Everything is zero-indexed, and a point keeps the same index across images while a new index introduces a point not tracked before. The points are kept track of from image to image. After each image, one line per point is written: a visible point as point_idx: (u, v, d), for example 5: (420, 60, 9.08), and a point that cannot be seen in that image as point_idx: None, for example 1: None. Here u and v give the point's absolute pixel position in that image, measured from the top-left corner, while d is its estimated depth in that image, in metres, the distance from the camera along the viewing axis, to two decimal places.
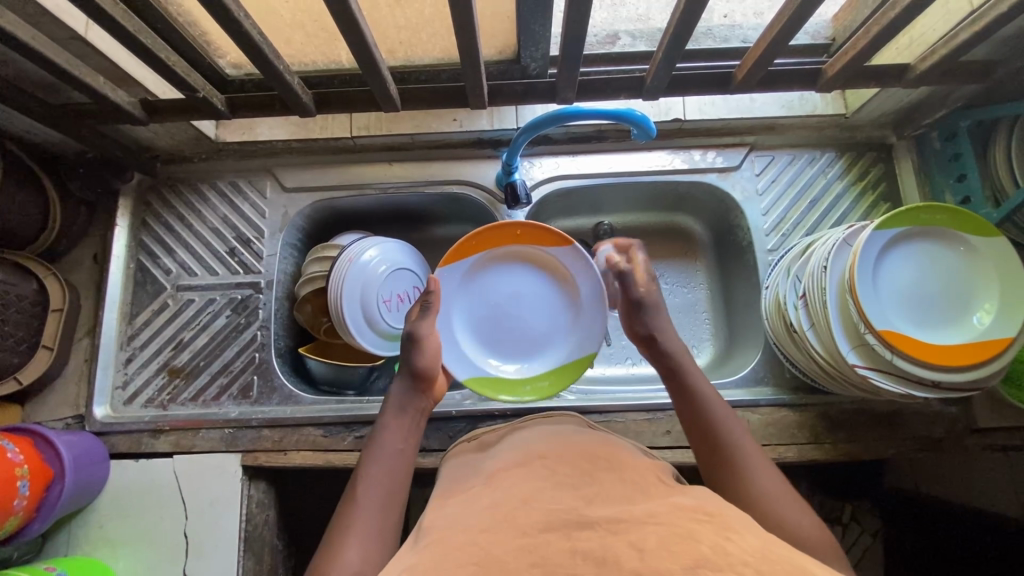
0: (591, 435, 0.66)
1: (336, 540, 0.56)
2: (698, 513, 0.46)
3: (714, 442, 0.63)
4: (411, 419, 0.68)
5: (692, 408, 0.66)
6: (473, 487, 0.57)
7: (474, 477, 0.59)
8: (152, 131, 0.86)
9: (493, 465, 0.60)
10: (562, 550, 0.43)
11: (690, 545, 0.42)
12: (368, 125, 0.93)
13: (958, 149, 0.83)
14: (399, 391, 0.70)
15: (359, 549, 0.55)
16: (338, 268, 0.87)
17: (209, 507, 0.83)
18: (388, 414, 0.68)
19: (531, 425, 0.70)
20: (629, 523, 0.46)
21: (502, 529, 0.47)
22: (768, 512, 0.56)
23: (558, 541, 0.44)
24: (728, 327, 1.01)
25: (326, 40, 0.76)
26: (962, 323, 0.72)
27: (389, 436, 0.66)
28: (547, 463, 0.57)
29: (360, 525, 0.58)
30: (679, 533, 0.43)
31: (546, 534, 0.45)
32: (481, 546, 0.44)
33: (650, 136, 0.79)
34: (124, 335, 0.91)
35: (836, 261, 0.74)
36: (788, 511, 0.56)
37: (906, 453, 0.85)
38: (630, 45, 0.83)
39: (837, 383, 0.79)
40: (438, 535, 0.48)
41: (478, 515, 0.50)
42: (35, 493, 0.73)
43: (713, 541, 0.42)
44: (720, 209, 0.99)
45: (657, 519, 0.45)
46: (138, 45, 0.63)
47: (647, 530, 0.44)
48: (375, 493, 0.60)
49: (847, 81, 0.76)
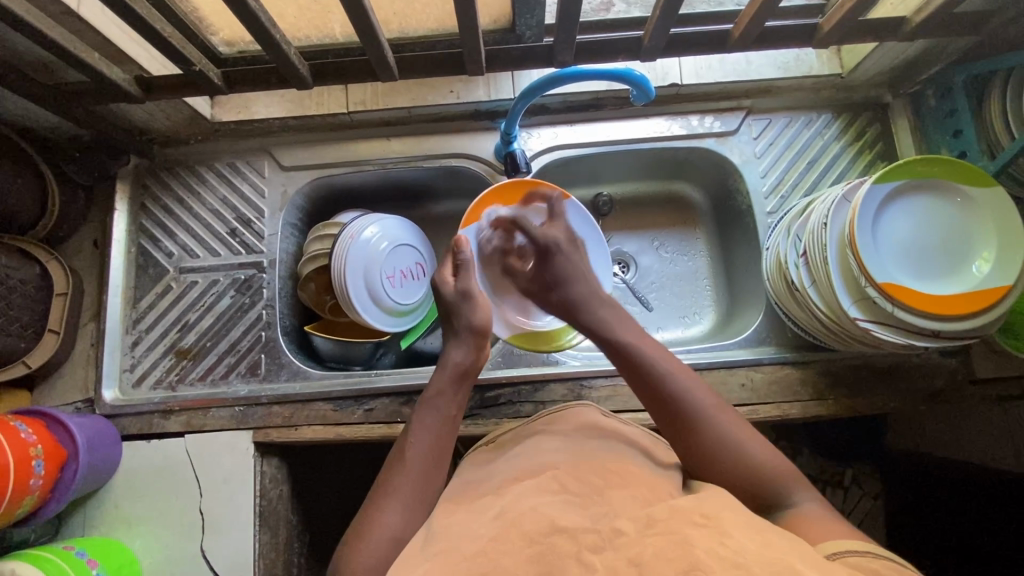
0: (608, 430, 0.67)
1: (375, 502, 0.59)
2: (695, 517, 0.46)
3: (669, 406, 0.62)
4: (467, 385, 0.70)
5: (640, 377, 0.64)
6: (484, 497, 0.57)
7: (486, 486, 0.60)
8: (147, 111, 0.85)
9: (502, 476, 0.60)
10: (570, 557, 0.45)
11: (684, 549, 0.42)
12: (364, 100, 0.92)
13: (953, 105, 0.84)
14: (455, 356, 0.71)
15: (399, 513, 0.58)
16: (339, 247, 0.88)
17: (223, 483, 0.84)
18: (442, 376, 0.69)
19: (553, 425, 0.69)
20: (630, 538, 0.46)
21: (511, 534, 0.48)
22: (731, 458, 0.58)
23: (565, 545, 0.46)
24: (729, 291, 1.02)
25: (318, 12, 0.76)
26: (960, 273, 0.73)
27: (442, 401, 0.67)
28: (557, 476, 0.56)
29: (403, 489, 0.60)
30: (676, 541, 0.43)
31: (551, 538, 0.47)
32: (487, 557, 0.45)
33: (649, 98, 0.79)
34: (129, 319, 0.92)
35: (835, 217, 0.75)
36: (749, 460, 0.58)
37: (907, 406, 0.86)
38: (624, 11, 0.82)
39: (837, 338, 0.80)
40: (447, 544, 0.49)
41: (487, 522, 0.51)
42: (51, 473, 0.74)
43: (709, 545, 0.42)
44: (718, 174, 0.99)
45: (654, 529, 0.46)
46: (132, 15, 0.63)
47: (646, 543, 0.44)
48: (419, 460, 0.63)
49: (843, 36, 0.76)
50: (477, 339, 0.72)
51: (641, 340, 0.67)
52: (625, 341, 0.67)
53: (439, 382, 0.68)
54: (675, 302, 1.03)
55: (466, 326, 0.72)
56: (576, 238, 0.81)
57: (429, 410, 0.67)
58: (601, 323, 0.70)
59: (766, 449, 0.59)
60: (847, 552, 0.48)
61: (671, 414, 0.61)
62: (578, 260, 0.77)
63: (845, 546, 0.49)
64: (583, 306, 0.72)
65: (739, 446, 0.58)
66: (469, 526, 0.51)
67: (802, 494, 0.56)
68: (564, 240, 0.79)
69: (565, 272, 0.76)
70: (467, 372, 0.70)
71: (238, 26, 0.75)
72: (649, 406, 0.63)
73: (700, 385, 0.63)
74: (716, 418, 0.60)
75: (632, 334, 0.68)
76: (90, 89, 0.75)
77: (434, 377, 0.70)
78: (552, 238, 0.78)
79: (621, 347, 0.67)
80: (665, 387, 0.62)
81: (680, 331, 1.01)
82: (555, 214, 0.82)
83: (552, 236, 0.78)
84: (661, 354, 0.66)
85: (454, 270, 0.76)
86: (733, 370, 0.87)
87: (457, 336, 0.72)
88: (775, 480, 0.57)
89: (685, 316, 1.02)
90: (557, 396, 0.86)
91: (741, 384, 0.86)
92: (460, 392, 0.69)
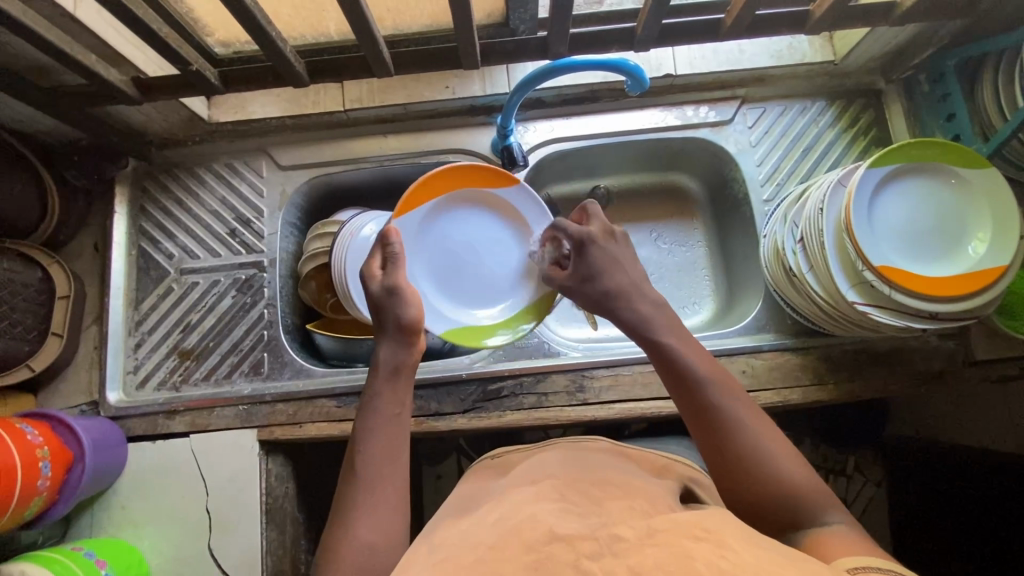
0: (610, 453, 0.68)
1: (343, 517, 0.59)
2: (696, 531, 0.45)
3: (710, 417, 0.59)
4: (402, 383, 0.68)
5: (679, 379, 0.62)
6: (480, 507, 0.57)
7: (486, 500, 0.59)
8: (145, 113, 0.85)
9: (502, 487, 0.60)
10: (566, 564, 0.43)
11: (684, 562, 0.41)
12: (360, 97, 0.92)
13: (946, 89, 0.85)
14: (384, 354, 0.69)
15: (368, 523, 0.58)
16: (339, 243, 0.88)
17: (229, 482, 0.85)
18: (377, 378, 0.68)
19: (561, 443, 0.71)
20: (631, 543, 0.45)
21: (511, 543, 0.47)
22: (766, 469, 0.56)
23: (562, 553, 0.44)
24: (728, 279, 1.03)
25: (313, 10, 0.76)
26: (956, 255, 0.73)
27: (380, 402, 0.66)
28: (554, 486, 0.56)
29: (365, 498, 0.60)
30: (675, 553, 0.42)
31: (550, 547, 0.45)
32: (489, 562, 0.45)
33: (644, 88, 0.79)
34: (132, 321, 0.92)
35: (831, 203, 0.75)
36: (787, 474, 0.56)
37: (907, 389, 0.87)
38: (617, 3, 0.83)
39: (836, 322, 0.81)
40: (450, 549, 0.48)
41: (486, 530, 0.50)
42: (57, 474, 0.74)
43: (707, 557, 0.42)
44: (714, 164, 1.00)
45: (654, 541, 0.45)
46: (127, 15, 0.63)
47: (646, 553, 0.43)
48: (371, 463, 0.62)
49: (834, 22, 0.77)
50: (407, 336, 0.70)
51: (687, 346, 0.65)
52: (663, 341, 0.65)
53: (377, 386, 0.67)
54: (675, 292, 1.03)
55: (393, 327, 0.70)
56: (614, 230, 0.75)
57: (371, 414, 0.65)
58: (641, 320, 0.68)
59: (801, 463, 0.57)
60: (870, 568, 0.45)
61: (711, 422, 0.59)
62: (615, 253, 0.73)
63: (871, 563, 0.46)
64: (617, 305, 0.70)
65: (780, 467, 0.57)
66: (465, 534, 0.51)
67: (805, 484, 0.56)
68: (600, 234, 0.74)
69: (600, 263, 0.71)
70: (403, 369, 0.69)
71: (233, 26, 0.76)
72: (685, 411, 0.62)
73: (740, 394, 0.61)
74: (757, 435, 0.58)
75: (669, 333, 0.66)
76: (88, 93, 0.76)
77: (371, 382, 0.69)
78: (586, 233, 0.73)
79: (663, 347, 0.65)
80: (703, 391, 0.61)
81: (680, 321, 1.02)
82: (591, 213, 0.76)
83: (587, 231, 0.73)
84: (700, 356, 0.64)
85: (385, 265, 0.72)
86: (732, 358, 0.88)
87: (381, 335, 0.70)
88: (812, 494, 0.55)
89: (685, 306, 1.03)
90: (559, 387, 0.87)
91: (741, 371, 0.87)
92: (395, 390, 0.67)
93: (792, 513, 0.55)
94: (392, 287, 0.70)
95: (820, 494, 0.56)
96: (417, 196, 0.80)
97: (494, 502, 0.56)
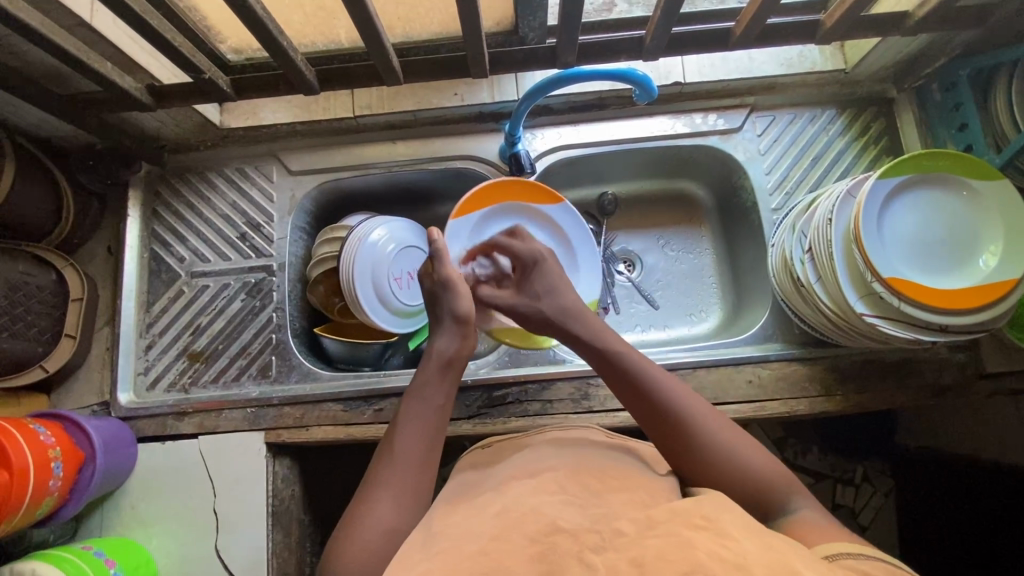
0: (613, 444, 0.66)
1: (370, 491, 0.60)
2: (696, 520, 0.46)
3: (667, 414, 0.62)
4: (453, 376, 0.70)
5: (634, 389, 0.64)
6: (485, 493, 0.58)
7: (484, 488, 0.60)
8: (158, 119, 0.87)
9: (502, 475, 0.60)
10: (571, 557, 0.44)
11: (687, 552, 0.42)
12: (370, 103, 0.93)
13: (958, 99, 0.84)
14: (440, 346, 0.71)
15: (392, 505, 0.59)
16: (348, 248, 0.89)
17: (236, 483, 0.85)
18: (427, 367, 0.69)
19: (545, 434, 0.70)
20: (630, 538, 0.46)
21: (511, 534, 0.47)
22: (727, 461, 0.59)
23: (566, 545, 0.45)
24: (735, 287, 1.02)
25: (325, 19, 0.77)
26: (967, 267, 0.73)
27: (427, 391, 0.68)
28: (556, 478, 0.56)
29: (396, 479, 0.61)
30: (676, 542, 0.43)
31: (553, 538, 0.47)
32: (490, 554, 0.46)
33: (652, 97, 0.79)
34: (143, 322, 0.93)
35: (840, 214, 0.75)
36: (747, 464, 0.59)
37: (917, 401, 0.86)
38: (627, 11, 0.83)
39: (845, 334, 0.80)
40: (457, 540, 0.49)
41: (486, 521, 0.50)
42: (69, 475, 0.75)
43: (710, 547, 0.42)
44: (722, 171, 0.99)
45: (655, 531, 0.46)
46: (145, 26, 0.64)
47: (647, 544, 0.44)
48: (409, 456, 0.63)
49: (846, 31, 0.76)
50: (462, 330, 0.72)
51: (634, 353, 0.67)
52: (615, 351, 0.67)
53: (426, 376, 0.69)
54: (681, 299, 1.03)
55: (449, 316, 0.72)
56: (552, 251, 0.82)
57: (415, 403, 0.67)
58: (593, 333, 0.70)
59: (760, 451, 0.60)
60: (847, 553, 0.47)
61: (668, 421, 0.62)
62: (558, 270, 0.77)
63: (842, 547, 0.48)
64: (573, 318, 0.72)
65: (734, 451, 0.60)
66: (469, 525, 0.51)
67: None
68: (543, 253, 0.79)
69: (545, 283, 0.76)
70: (454, 363, 0.71)
71: (245, 33, 0.76)
72: (643, 418, 0.64)
73: (690, 393, 0.64)
74: (712, 427, 0.61)
75: (618, 341, 0.69)
76: (102, 101, 0.77)
77: (420, 368, 0.70)
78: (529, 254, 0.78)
79: (611, 357, 0.67)
80: (659, 396, 0.63)
81: (687, 328, 1.01)
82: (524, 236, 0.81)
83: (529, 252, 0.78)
84: (650, 362, 0.67)
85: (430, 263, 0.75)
86: (739, 368, 0.87)
87: (442, 330, 0.72)
88: (774, 482, 0.58)
89: (692, 314, 1.02)
90: (564, 394, 0.87)
91: (749, 381, 0.86)
92: (443, 383, 0.69)
93: (756, 496, 0.58)
94: (445, 279, 0.74)
95: (781, 480, 0.59)
96: (485, 198, 0.85)
97: (496, 493, 0.57)
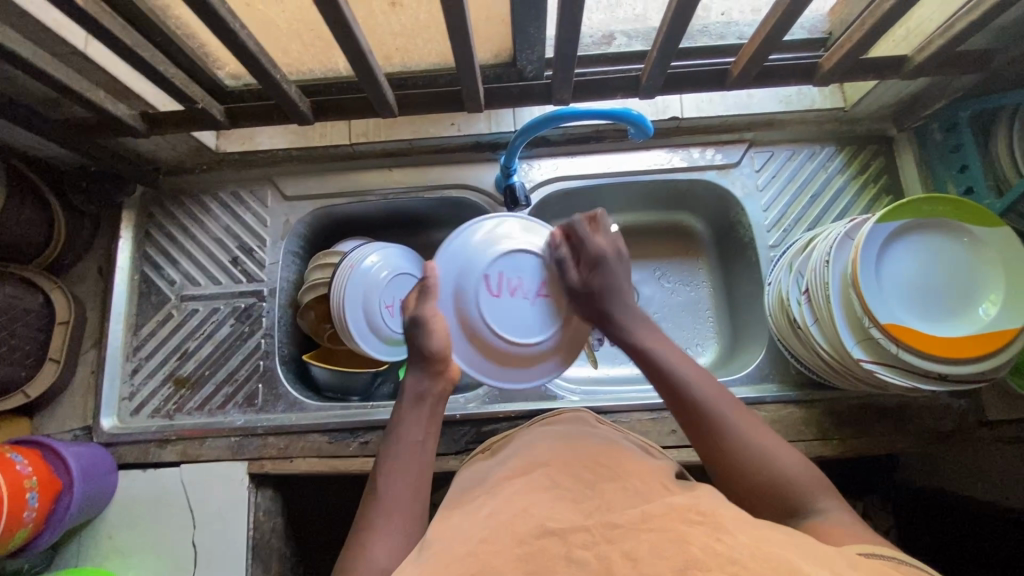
0: (598, 435, 0.62)
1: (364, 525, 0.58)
2: (690, 514, 0.44)
3: (698, 419, 0.61)
4: (428, 409, 0.69)
5: (668, 386, 0.65)
6: (477, 496, 0.55)
7: (475, 490, 0.57)
8: (154, 143, 0.87)
9: (497, 475, 0.57)
10: (559, 557, 0.41)
11: (679, 546, 0.40)
12: (366, 132, 0.93)
13: (959, 140, 0.82)
14: (411, 381, 0.71)
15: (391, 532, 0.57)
16: (339, 275, 0.88)
17: (217, 516, 0.83)
18: (402, 405, 0.70)
19: (548, 428, 0.67)
20: (624, 531, 0.43)
21: (502, 535, 0.45)
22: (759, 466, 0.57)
23: (554, 546, 0.42)
24: (733, 325, 1.01)
25: (322, 48, 0.76)
26: (967, 316, 0.71)
27: (404, 426, 0.67)
28: (548, 472, 0.53)
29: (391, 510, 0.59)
30: (670, 537, 0.41)
31: (542, 540, 0.43)
32: (478, 555, 0.43)
33: (648, 135, 0.79)
34: (130, 346, 0.92)
35: (838, 255, 0.73)
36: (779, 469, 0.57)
37: (917, 448, 0.84)
38: (626, 45, 0.80)
39: (843, 378, 0.78)
40: (442, 545, 0.47)
41: (479, 522, 0.48)
42: (44, 506, 0.73)
43: (703, 540, 0.40)
44: (720, 205, 0.98)
45: (648, 525, 0.43)
46: (137, 58, 0.64)
47: (640, 538, 0.42)
48: (402, 483, 0.62)
49: (845, 73, 0.76)
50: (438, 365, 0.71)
51: (676, 357, 0.67)
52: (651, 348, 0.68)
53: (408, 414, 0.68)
54: (679, 333, 1.02)
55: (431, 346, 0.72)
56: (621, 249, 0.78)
57: (400, 438, 0.66)
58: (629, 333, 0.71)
59: (797, 458, 0.58)
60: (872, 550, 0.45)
61: (698, 419, 0.61)
62: (621, 272, 0.75)
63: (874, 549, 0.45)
64: (614, 316, 0.72)
65: (769, 458, 0.57)
66: (457, 528, 0.48)
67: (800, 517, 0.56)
68: (610, 252, 0.76)
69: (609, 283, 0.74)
70: (433, 395, 0.70)
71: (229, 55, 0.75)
72: (675, 414, 0.64)
73: (726, 396, 0.63)
74: (744, 429, 0.60)
75: (653, 339, 0.70)
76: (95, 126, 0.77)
77: (398, 405, 0.70)
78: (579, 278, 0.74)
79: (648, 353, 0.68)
80: (691, 394, 0.63)
81: None
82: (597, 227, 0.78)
83: (600, 247, 0.75)
84: (685, 361, 0.67)
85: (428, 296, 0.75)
86: None
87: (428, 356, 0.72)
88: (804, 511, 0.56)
89: (687, 348, 1.01)
90: None
91: None
92: (421, 413, 0.69)
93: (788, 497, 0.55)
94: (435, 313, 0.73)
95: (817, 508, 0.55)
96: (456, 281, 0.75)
97: (486, 496, 0.53)
